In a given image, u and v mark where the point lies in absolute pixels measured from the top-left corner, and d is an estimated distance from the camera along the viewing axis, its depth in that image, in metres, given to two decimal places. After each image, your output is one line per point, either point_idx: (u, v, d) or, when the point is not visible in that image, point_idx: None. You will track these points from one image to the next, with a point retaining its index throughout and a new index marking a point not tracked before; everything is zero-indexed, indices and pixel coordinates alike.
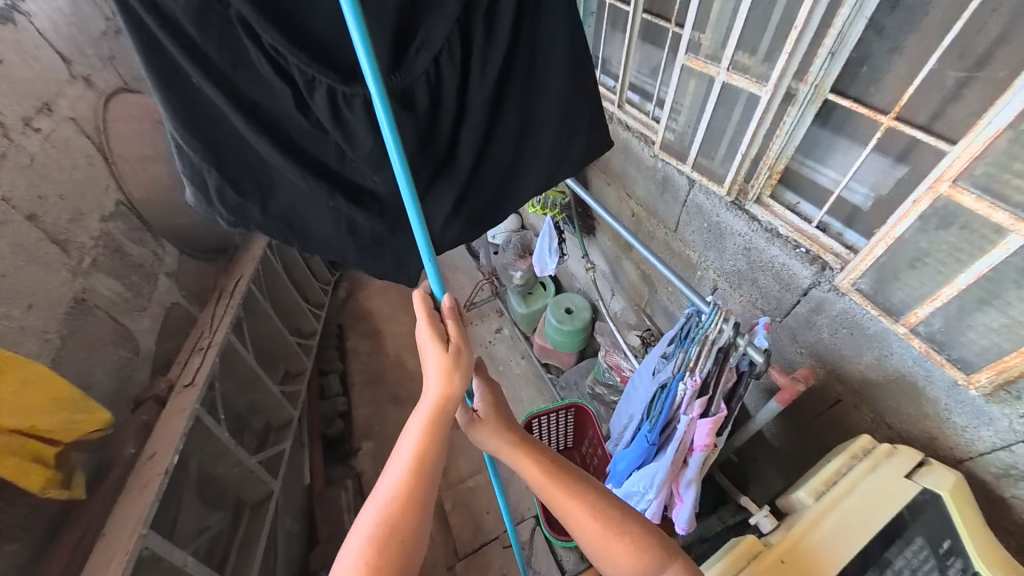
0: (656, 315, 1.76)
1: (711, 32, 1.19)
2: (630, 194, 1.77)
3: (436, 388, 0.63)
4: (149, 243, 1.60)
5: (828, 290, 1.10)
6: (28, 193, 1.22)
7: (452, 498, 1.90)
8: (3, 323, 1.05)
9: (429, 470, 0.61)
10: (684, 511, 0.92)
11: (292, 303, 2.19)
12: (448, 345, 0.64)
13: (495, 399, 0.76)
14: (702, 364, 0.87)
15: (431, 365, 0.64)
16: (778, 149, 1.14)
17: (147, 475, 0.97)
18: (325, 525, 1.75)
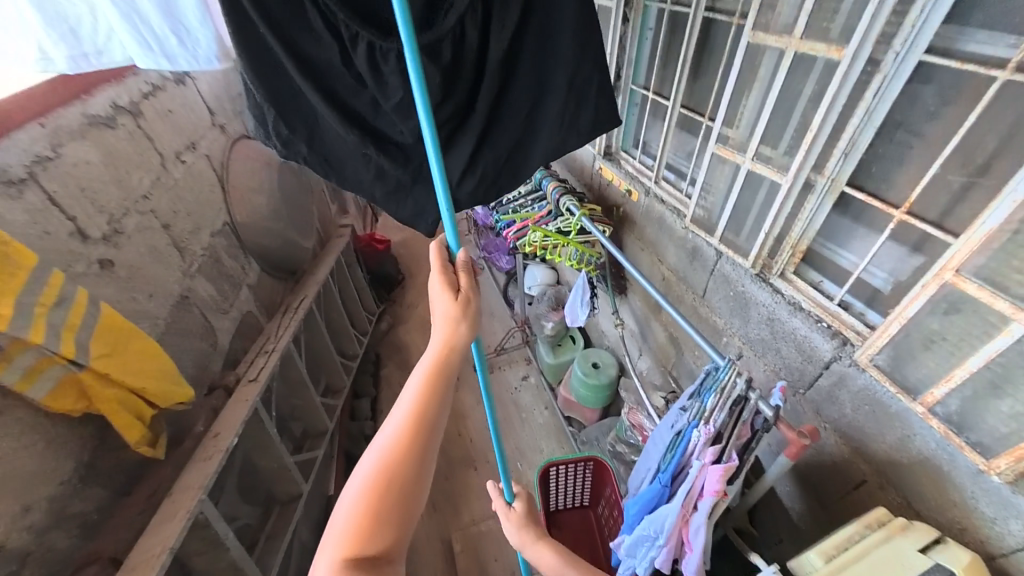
0: (682, 377, 1.80)
1: (739, 127, 1.38)
2: (662, 260, 1.90)
3: (441, 334, 0.70)
4: (241, 259, 1.89)
5: (848, 365, 1.14)
6: (168, 208, 1.50)
7: (462, 540, 1.90)
8: (132, 305, 1.26)
9: (433, 412, 0.66)
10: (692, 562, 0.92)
11: (342, 326, 2.41)
12: (458, 295, 0.72)
13: (528, 506, 1.02)
14: (716, 414, 0.94)
15: (439, 313, 0.72)
16: (799, 232, 1.25)
17: (211, 449, 1.15)
18: None
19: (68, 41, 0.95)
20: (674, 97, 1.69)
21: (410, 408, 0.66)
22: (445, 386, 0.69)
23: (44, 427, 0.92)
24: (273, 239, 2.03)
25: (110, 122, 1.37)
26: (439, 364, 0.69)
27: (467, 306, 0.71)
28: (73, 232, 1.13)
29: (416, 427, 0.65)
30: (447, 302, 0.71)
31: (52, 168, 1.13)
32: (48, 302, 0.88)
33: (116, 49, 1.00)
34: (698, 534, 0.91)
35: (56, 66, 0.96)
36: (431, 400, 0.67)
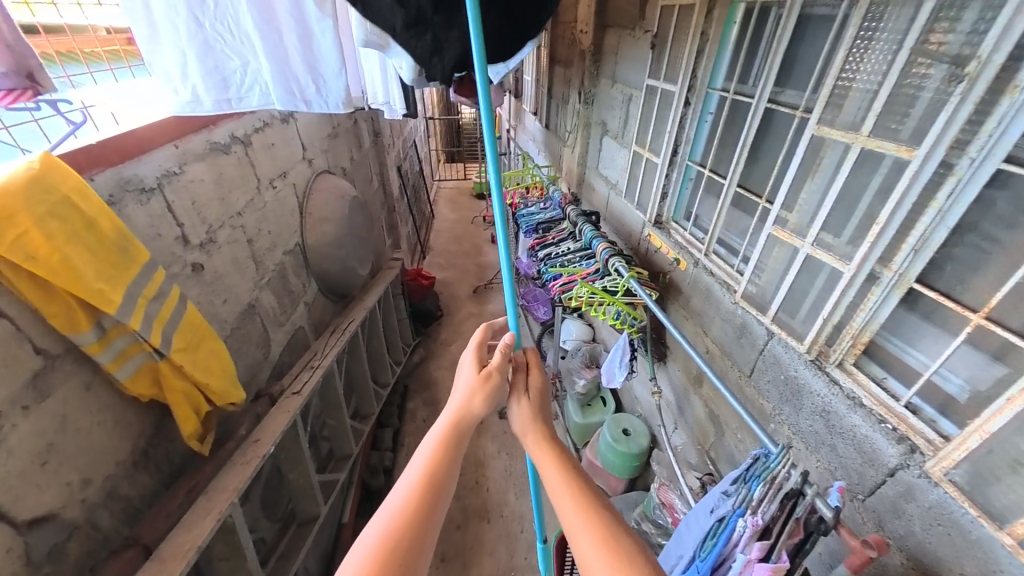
0: (720, 460, 1.68)
1: (798, 212, 1.39)
2: (707, 332, 1.87)
3: (459, 402, 0.76)
4: (303, 278, 2.05)
5: (917, 475, 1.04)
6: (255, 226, 1.67)
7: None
8: (209, 308, 1.38)
9: (444, 477, 0.67)
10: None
11: (380, 354, 2.49)
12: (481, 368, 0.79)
13: (541, 393, 0.81)
14: (765, 506, 0.87)
15: (461, 384, 0.79)
16: (861, 322, 1.21)
17: (250, 454, 1.20)
18: None
19: (218, 89, 1.13)
20: (731, 175, 1.74)
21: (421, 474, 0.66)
22: (456, 451, 0.71)
23: (117, 407, 1.01)
24: (336, 264, 2.18)
25: (225, 148, 1.52)
26: (454, 427, 0.73)
27: (490, 376, 0.78)
28: (178, 237, 1.26)
29: (426, 493, 0.64)
30: (471, 373, 0.79)
31: (174, 182, 1.26)
32: (149, 295, 0.99)
33: (255, 95, 1.19)
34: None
35: (203, 107, 1.12)
36: (443, 463, 0.68)
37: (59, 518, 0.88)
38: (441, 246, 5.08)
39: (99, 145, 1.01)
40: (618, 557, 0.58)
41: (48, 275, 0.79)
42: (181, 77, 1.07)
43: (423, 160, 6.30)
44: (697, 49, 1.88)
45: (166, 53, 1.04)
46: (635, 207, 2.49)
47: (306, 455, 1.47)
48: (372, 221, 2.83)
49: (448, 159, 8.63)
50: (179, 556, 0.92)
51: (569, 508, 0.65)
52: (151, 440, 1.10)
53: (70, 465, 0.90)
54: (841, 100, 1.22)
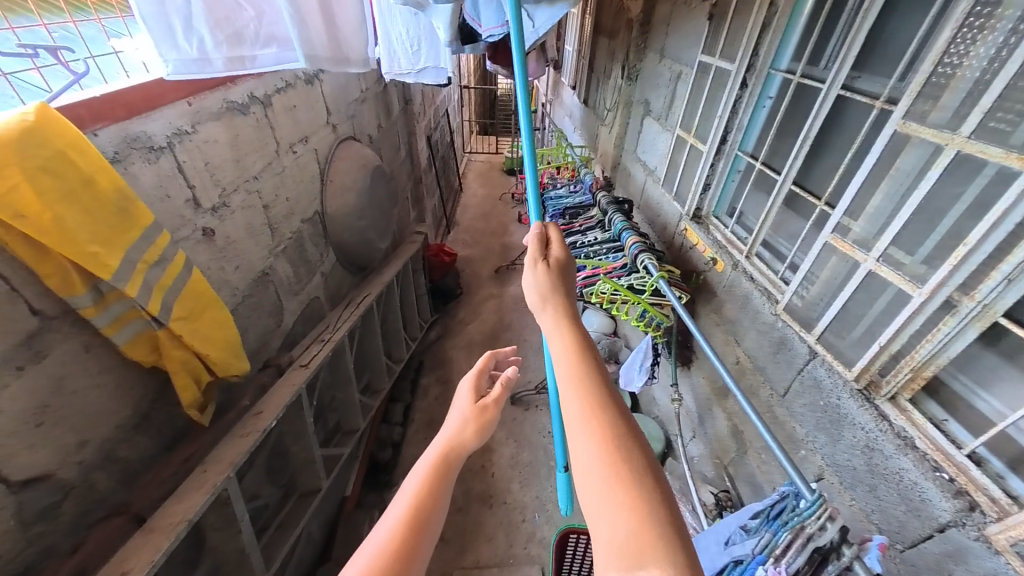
0: (738, 479, 1.58)
1: (864, 221, 1.21)
2: (738, 341, 1.72)
3: (450, 431, 0.72)
4: (322, 247, 2.01)
5: (972, 537, 0.92)
6: (272, 192, 1.63)
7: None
8: (219, 274, 1.35)
9: (433, 503, 0.62)
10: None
11: (394, 329, 2.47)
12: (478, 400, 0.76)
13: (561, 279, 0.74)
14: (790, 556, 0.77)
15: (455, 414, 0.75)
16: (925, 354, 1.04)
17: (250, 427, 1.18)
18: (340, 548, 1.77)
19: (228, 44, 1.07)
20: (787, 171, 1.53)
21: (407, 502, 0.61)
22: (446, 476, 0.66)
23: (117, 371, 0.99)
24: (354, 236, 2.14)
25: (244, 109, 1.46)
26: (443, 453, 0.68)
27: (487, 408, 0.74)
28: (189, 200, 1.23)
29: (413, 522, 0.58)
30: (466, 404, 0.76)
31: (186, 142, 1.21)
32: (150, 260, 0.94)
33: (271, 49, 1.19)
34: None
35: (214, 65, 1.05)
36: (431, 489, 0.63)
37: (54, 479, 0.87)
38: (467, 223, 5.00)
39: (102, 98, 0.97)
40: (624, 472, 0.50)
41: (38, 235, 0.75)
42: (179, 36, 0.98)
43: (455, 132, 6.14)
44: (762, 23, 1.65)
45: (158, 6, 0.93)
46: (672, 198, 2.30)
47: (309, 429, 1.45)
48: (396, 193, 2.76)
49: (482, 131, 8.42)
50: (170, 528, 0.91)
51: (577, 400, 0.57)
52: (153, 404, 1.09)
53: (66, 428, 0.89)
54: (938, 91, 1.02)
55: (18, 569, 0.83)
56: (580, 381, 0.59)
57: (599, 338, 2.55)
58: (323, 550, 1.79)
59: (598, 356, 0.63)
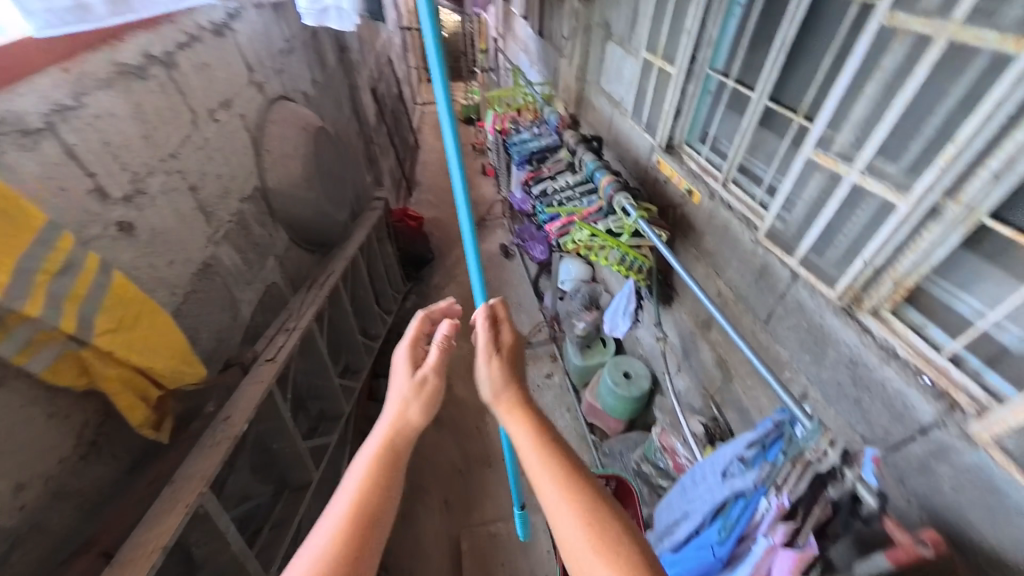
0: (725, 406, 1.63)
1: (848, 132, 1.14)
2: (720, 273, 1.70)
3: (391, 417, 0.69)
4: (270, 226, 1.81)
5: (954, 435, 0.95)
6: (196, 168, 1.41)
7: (469, 540, 1.81)
8: (150, 273, 1.18)
9: (380, 504, 0.59)
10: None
11: (367, 304, 2.34)
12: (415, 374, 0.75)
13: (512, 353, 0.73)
14: (791, 486, 0.78)
15: (395, 391, 0.73)
16: (907, 266, 1.04)
17: (221, 436, 1.09)
18: None
19: None
20: (762, 86, 1.43)
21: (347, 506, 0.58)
22: (394, 470, 0.63)
23: (42, 399, 0.86)
24: (306, 209, 1.94)
25: (141, 72, 1.24)
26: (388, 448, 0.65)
27: (425, 382, 0.74)
28: (90, 189, 1.03)
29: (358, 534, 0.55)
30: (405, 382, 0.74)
31: (70, 119, 1.02)
32: (52, 270, 0.79)
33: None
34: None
35: (93, 12, 1.04)
36: (380, 490, 0.60)
37: None
38: (431, 181, 4.71)
39: None
40: (607, 546, 0.51)
41: None
42: None
43: (403, 82, 5.61)
44: None
45: None
46: (642, 130, 2.17)
47: (291, 424, 1.38)
48: (347, 157, 2.51)
49: (433, 79, 7.77)
50: (146, 557, 0.84)
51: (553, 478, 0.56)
52: (101, 430, 0.98)
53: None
54: None
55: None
56: (548, 457, 0.58)
57: (579, 286, 2.50)
58: None
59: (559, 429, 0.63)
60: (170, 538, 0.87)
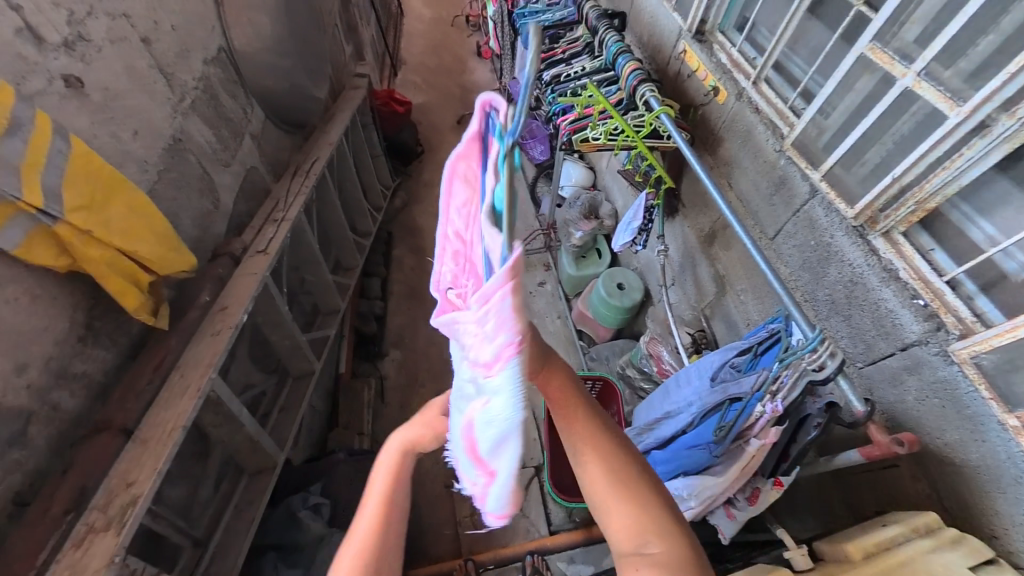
0: (715, 319, 1.74)
1: (916, 25, 1.05)
2: (733, 184, 1.66)
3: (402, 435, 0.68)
4: (242, 99, 1.58)
5: (933, 353, 1.01)
6: (145, 14, 1.19)
7: None
8: (113, 143, 1.07)
9: (396, 523, 0.62)
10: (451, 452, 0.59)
11: (354, 197, 2.07)
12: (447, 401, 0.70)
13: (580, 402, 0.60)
14: (780, 395, 0.84)
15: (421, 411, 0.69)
16: (935, 185, 1.03)
17: (220, 325, 1.04)
18: (347, 412, 1.82)
19: None
20: None
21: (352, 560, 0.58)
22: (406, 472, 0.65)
23: (23, 279, 0.83)
24: (280, 82, 1.64)
25: None
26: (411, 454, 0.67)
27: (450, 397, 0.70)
28: (21, 30, 0.90)
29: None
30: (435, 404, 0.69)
31: None
32: None
33: None
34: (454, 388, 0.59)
35: None
36: (395, 503, 0.63)
37: (2, 406, 0.80)
38: (416, 56, 4.03)
39: None
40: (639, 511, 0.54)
41: None
42: None
43: None
44: None
45: None
46: (671, 10, 1.97)
47: (287, 314, 1.27)
48: (331, 34, 2.27)
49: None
50: (124, 510, 0.77)
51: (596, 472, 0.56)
52: None
53: None
54: None
55: (12, 493, 0.81)
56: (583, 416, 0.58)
57: (580, 194, 2.35)
58: (331, 417, 1.82)
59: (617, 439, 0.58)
60: (150, 488, 0.79)
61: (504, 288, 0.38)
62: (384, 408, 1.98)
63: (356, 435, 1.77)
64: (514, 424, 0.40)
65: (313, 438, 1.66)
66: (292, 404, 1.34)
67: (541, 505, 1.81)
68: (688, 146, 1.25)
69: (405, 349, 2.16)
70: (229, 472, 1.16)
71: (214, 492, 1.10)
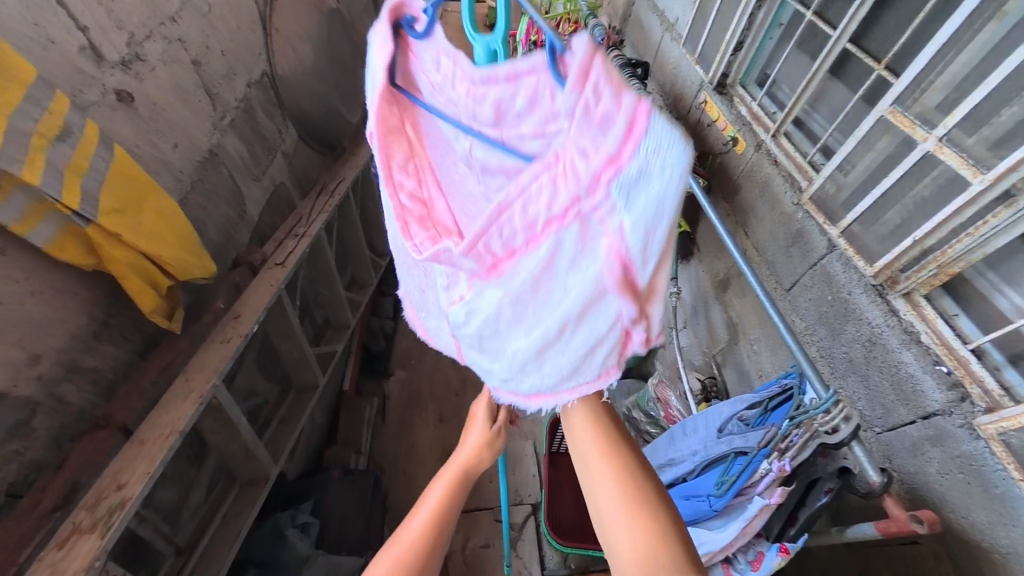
0: (727, 366, 1.69)
1: (936, 92, 1.07)
2: (749, 233, 1.66)
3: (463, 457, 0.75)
4: (279, 119, 1.67)
5: (957, 424, 0.96)
6: (200, 39, 1.29)
7: None
8: (154, 153, 1.14)
9: (440, 541, 0.65)
10: (588, 376, 0.53)
11: (376, 217, 2.13)
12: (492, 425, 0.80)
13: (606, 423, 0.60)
14: (788, 454, 0.80)
15: (472, 436, 0.78)
16: (959, 250, 1.01)
17: (230, 332, 1.05)
18: (346, 430, 1.80)
19: None
20: (844, 27, 1.32)
21: (392, 565, 0.60)
22: (459, 498, 0.70)
23: (50, 274, 0.86)
24: (317, 104, 1.81)
25: None
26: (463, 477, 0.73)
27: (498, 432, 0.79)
28: (84, 47, 0.98)
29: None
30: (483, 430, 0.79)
31: None
32: None
33: None
34: (529, 322, 0.52)
35: None
36: (443, 515, 0.67)
37: (12, 396, 0.81)
38: None
39: None
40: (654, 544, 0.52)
41: None
42: None
43: None
44: None
45: None
46: (695, 62, 2.04)
47: (297, 326, 1.28)
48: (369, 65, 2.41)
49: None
50: (111, 512, 0.76)
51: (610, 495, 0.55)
52: None
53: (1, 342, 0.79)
54: None
55: (6, 485, 0.81)
56: (606, 441, 0.58)
57: None
58: (329, 433, 1.81)
59: (639, 466, 0.57)
60: (140, 492, 0.78)
61: (589, 48, 0.39)
62: (383, 429, 1.96)
63: (353, 455, 1.74)
64: (681, 151, 0.38)
65: (309, 454, 1.64)
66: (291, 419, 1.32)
67: (535, 548, 1.73)
68: (704, 192, 1.26)
69: (410, 370, 2.15)
70: (222, 480, 1.15)
71: (204, 501, 1.08)
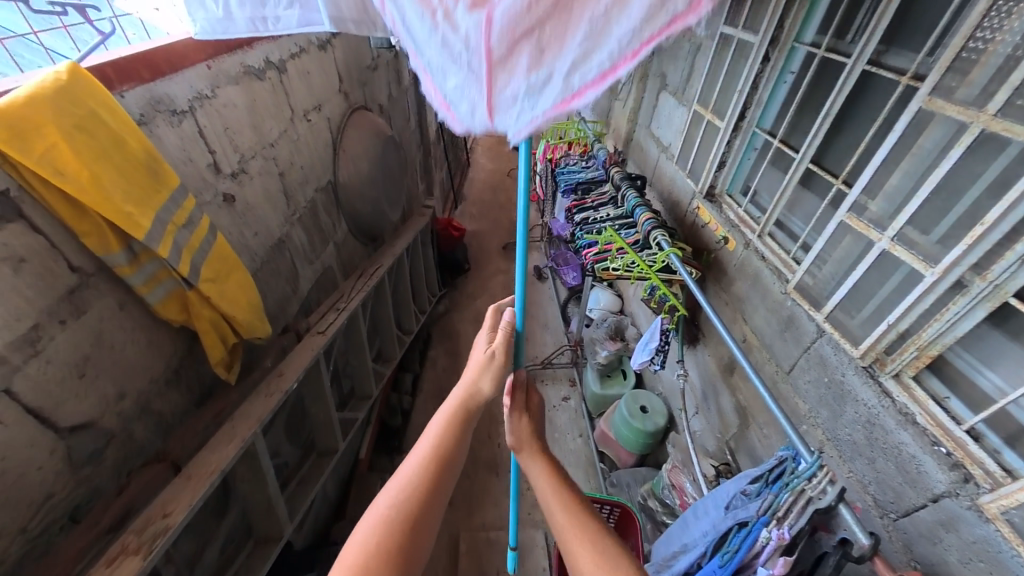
0: (740, 452, 1.67)
1: (881, 200, 1.27)
2: (747, 318, 1.78)
3: (461, 387, 0.78)
4: (336, 216, 2.02)
5: (965, 506, 0.97)
6: (288, 158, 1.68)
7: (468, 541, 1.91)
8: (239, 239, 1.43)
9: (438, 476, 0.70)
10: None
11: (405, 298, 2.37)
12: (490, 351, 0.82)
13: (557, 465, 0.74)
14: (787, 521, 0.84)
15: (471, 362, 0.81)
16: (931, 334, 1.10)
17: (273, 387, 1.20)
18: (355, 504, 1.80)
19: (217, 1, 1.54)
20: (805, 150, 1.59)
21: (403, 482, 0.68)
22: (463, 427, 0.75)
23: (149, 327, 1.08)
24: (368, 206, 2.14)
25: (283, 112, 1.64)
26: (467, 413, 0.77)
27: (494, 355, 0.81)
28: (209, 164, 1.32)
29: (412, 511, 0.65)
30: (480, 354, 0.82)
31: (207, 106, 1.31)
32: None
33: None
34: None
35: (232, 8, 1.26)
36: (444, 447, 0.72)
37: (98, 426, 0.98)
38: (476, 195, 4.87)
39: (127, 57, 1.07)
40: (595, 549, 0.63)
41: (78, 195, 0.84)
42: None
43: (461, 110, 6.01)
44: None
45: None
46: (688, 176, 2.38)
47: (328, 388, 1.42)
48: (412, 176, 2.90)
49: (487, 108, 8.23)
50: (154, 537, 0.84)
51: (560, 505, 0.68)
52: None
53: (102, 379, 0.98)
54: (960, 77, 1.05)
55: (71, 506, 0.94)
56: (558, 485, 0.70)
57: (607, 317, 2.52)
58: (339, 507, 1.81)
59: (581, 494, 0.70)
60: (181, 521, 0.87)
61: None
62: None
63: None
64: None
65: (316, 525, 1.64)
66: (309, 480, 1.40)
67: None
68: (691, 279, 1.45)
69: None
70: (239, 534, 1.20)
71: (218, 555, 1.12)
